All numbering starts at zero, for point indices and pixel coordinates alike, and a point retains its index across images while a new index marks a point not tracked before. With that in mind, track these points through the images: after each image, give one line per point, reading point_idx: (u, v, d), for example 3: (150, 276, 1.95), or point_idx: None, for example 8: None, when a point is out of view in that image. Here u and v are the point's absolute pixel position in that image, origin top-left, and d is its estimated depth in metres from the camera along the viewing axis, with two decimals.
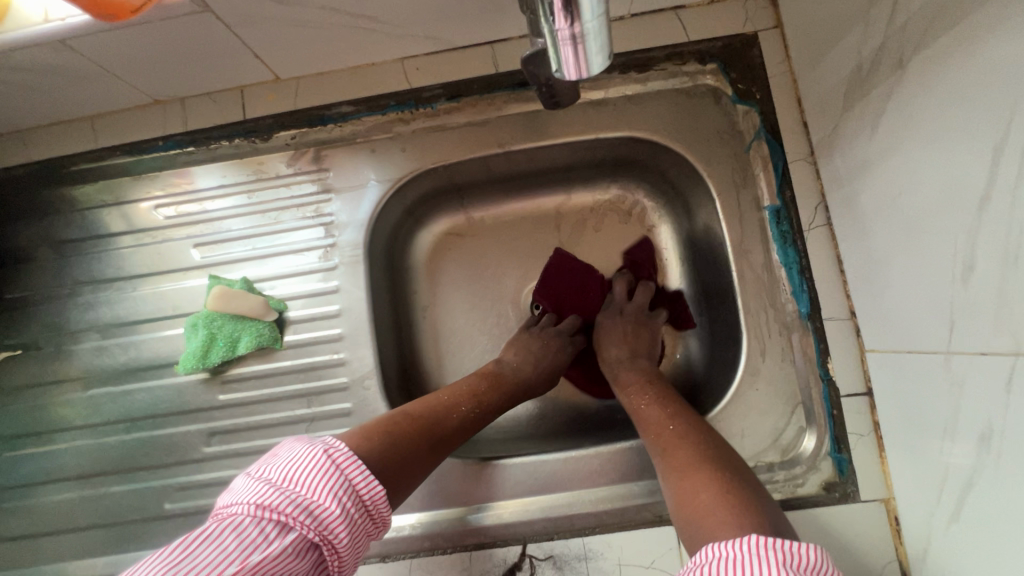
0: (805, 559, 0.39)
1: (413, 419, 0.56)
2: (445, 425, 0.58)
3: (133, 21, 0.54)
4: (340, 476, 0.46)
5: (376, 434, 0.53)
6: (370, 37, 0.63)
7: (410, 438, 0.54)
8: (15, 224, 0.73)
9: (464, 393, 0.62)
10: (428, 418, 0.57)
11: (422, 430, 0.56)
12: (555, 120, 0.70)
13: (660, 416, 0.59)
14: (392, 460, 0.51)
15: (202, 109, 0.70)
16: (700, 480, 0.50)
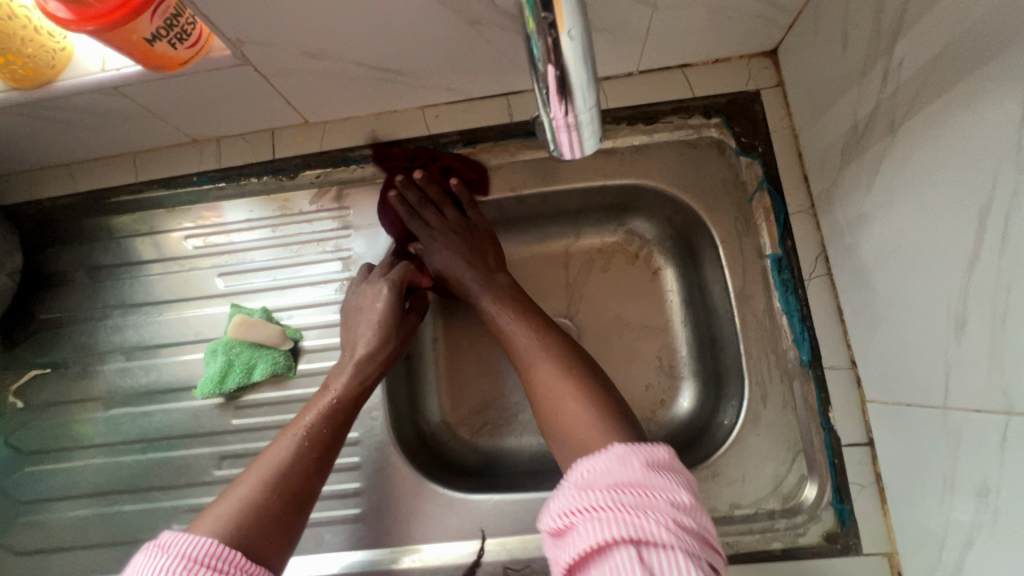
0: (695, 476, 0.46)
1: (261, 479, 0.53)
2: (298, 469, 0.55)
3: (181, 72, 0.59)
4: (183, 554, 0.44)
5: (231, 515, 0.50)
6: (393, 88, 0.68)
7: (269, 503, 0.52)
8: (55, 249, 0.78)
9: (310, 424, 0.58)
10: (271, 475, 0.53)
11: (279, 486, 0.53)
12: (565, 168, 0.74)
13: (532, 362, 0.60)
14: (261, 532, 0.50)
15: (236, 148, 0.75)
16: (574, 399, 0.55)
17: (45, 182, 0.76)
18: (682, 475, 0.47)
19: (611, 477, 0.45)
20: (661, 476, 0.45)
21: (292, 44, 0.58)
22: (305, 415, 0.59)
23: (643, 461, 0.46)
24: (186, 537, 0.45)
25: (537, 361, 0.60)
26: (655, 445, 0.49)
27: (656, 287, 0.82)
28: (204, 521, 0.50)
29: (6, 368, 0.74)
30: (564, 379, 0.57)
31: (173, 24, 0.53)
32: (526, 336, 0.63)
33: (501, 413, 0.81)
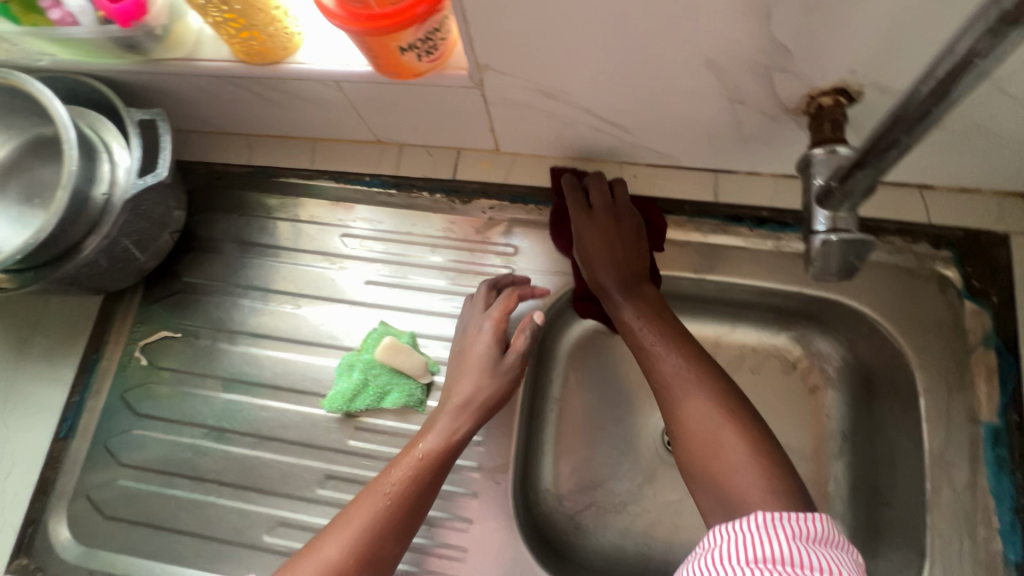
0: (815, 530, 0.43)
1: (343, 542, 0.50)
2: (379, 533, 0.51)
3: (411, 81, 0.56)
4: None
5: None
6: (604, 140, 0.63)
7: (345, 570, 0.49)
8: (211, 214, 0.77)
9: (398, 479, 0.54)
10: (352, 536, 0.50)
11: (358, 550, 0.50)
12: (755, 262, 0.67)
13: (680, 368, 0.55)
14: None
15: (417, 158, 0.72)
16: (727, 438, 0.50)
17: (224, 148, 0.75)
18: (836, 548, 0.43)
19: (750, 548, 0.42)
20: (809, 550, 0.42)
21: (533, 80, 0.54)
22: (397, 467, 0.56)
23: (793, 534, 0.42)
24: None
25: (691, 395, 0.53)
26: (809, 514, 0.44)
27: (811, 407, 0.73)
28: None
29: (141, 322, 0.73)
30: (713, 411, 0.51)
31: (430, 39, 0.50)
32: (674, 362, 0.56)
33: (610, 498, 0.74)
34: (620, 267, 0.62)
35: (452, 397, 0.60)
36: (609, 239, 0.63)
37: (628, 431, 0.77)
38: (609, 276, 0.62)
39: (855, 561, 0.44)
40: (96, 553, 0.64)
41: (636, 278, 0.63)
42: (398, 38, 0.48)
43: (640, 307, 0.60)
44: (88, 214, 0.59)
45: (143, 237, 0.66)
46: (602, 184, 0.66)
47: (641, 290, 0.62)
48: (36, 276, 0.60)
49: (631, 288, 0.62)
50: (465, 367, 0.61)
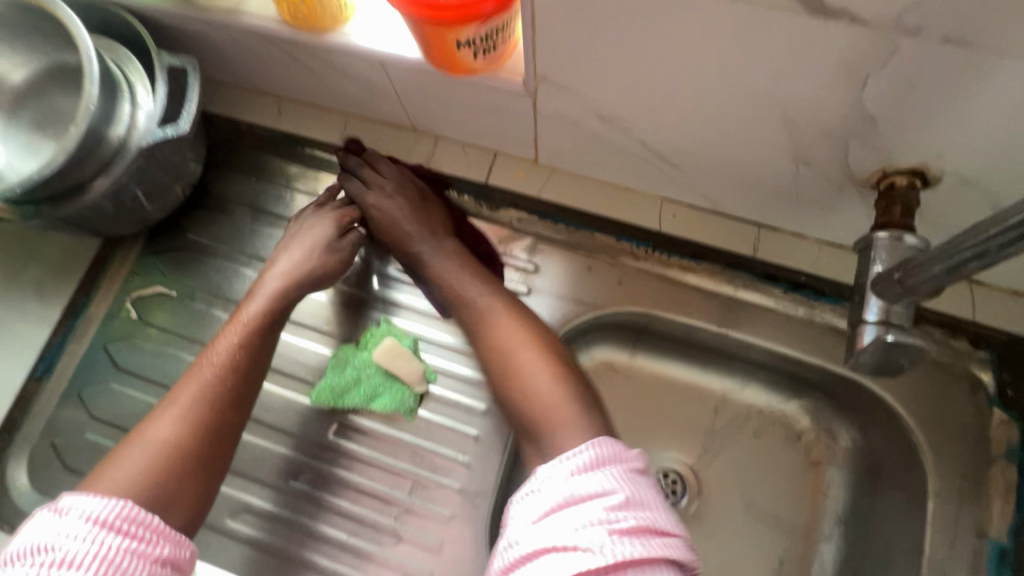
0: (591, 457, 0.47)
1: (162, 424, 0.50)
2: (211, 405, 0.52)
3: (462, 78, 0.53)
4: (91, 518, 0.43)
5: (136, 463, 0.48)
6: (651, 174, 0.60)
7: (185, 444, 0.50)
8: (228, 173, 0.73)
9: (221, 354, 0.54)
10: (182, 414, 0.51)
11: (194, 422, 0.51)
12: (784, 328, 0.63)
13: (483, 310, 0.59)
14: (174, 477, 0.49)
15: (451, 154, 0.68)
16: (531, 368, 0.55)
17: (252, 106, 0.71)
18: (614, 463, 0.47)
19: (543, 501, 0.45)
20: (589, 478, 0.45)
21: (591, 101, 0.50)
22: (219, 344, 0.55)
23: (569, 472, 0.46)
24: (96, 500, 0.44)
25: (500, 328, 0.57)
26: (582, 445, 0.49)
27: (810, 482, 0.70)
28: (113, 468, 0.47)
29: (137, 272, 0.70)
30: (521, 338, 0.56)
31: (489, 38, 0.47)
32: (477, 299, 0.59)
33: None
34: (411, 215, 0.63)
35: (273, 270, 0.60)
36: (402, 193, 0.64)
37: None
38: (403, 222, 0.63)
39: (636, 466, 0.48)
40: (50, 505, 0.62)
41: (430, 217, 0.64)
42: (456, 31, 0.45)
43: (443, 256, 0.62)
44: (99, 156, 0.56)
45: (151, 185, 0.63)
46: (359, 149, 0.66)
47: (439, 244, 0.63)
48: (37, 212, 0.57)
49: (426, 228, 0.64)
50: (280, 259, 0.61)
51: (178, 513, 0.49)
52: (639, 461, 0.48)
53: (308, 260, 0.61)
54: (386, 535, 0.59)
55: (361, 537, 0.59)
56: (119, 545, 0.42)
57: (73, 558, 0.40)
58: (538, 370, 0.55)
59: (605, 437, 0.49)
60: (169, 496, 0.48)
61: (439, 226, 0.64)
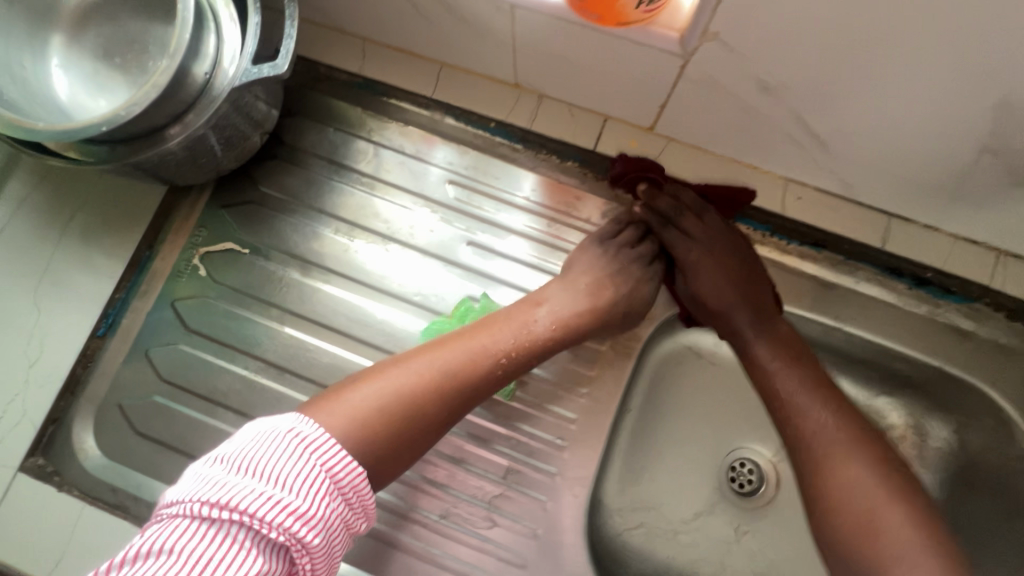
0: None
1: (424, 381, 0.48)
2: (466, 391, 0.50)
3: (608, 30, 0.47)
4: (325, 468, 0.40)
5: (383, 413, 0.46)
6: (786, 152, 0.55)
7: (421, 414, 0.47)
8: (301, 120, 0.66)
9: (506, 348, 0.53)
10: (438, 382, 0.49)
11: (438, 395, 0.48)
12: (903, 326, 0.60)
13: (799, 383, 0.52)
14: (396, 448, 0.46)
15: (556, 115, 0.62)
16: (853, 459, 0.48)
17: (333, 47, 0.64)
18: None
19: None
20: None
21: (757, 65, 0.45)
22: (504, 330, 0.53)
23: None
24: (337, 450, 0.41)
25: (815, 409, 0.51)
26: None
27: None
28: (353, 393, 0.46)
29: (205, 224, 0.64)
30: (849, 418, 0.50)
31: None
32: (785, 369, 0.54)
33: (663, 522, 0.70)
34: (738, 279, 0.58)
35: (574, 281, 0.57)
36: (732, 254, 0.58)
37: (696, 458, 0.72)
38: (717, 277, 0.58)
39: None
40: (121, 470, 0.58)
41: (757, 284, 0.58)
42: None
43: (769, 329, 0.56)
44: (185, 90, 0.49)
45: (234, 133, 0.56)
46: (678, 186, 0.61)
47: (773, 319, 0.56)
48: (111, 153, 0.50)
49: (750, 290, 0.57)
50: (575, 270, 0.58)
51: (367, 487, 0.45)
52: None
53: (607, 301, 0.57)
54: (479, 518, 0.57)
55: (454, 518, 0.57)
56: (337, 510, 0.40)
57: (308, 515, 0.37)
58: (871, 467, 0.47)
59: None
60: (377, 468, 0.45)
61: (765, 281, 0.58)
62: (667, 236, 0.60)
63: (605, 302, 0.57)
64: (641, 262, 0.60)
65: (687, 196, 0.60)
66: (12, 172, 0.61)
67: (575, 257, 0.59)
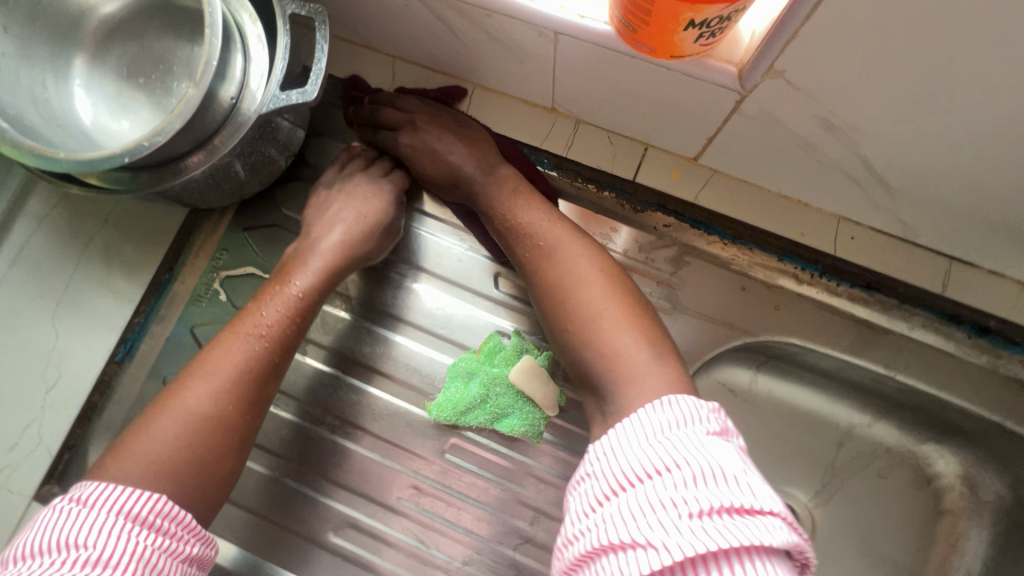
0: (678, 416, 0.40)
1: (196, 395, 0.46)
2: (247, 375, 0.48)
3: (659, 62, 0.43)
4: (118, 510, 0.38)
5: (167, 438, 0.44)
6: (843, 189, 0.51)
7: (214, 423, 0.46)
8: (327, 141, 0.64)
9: (269, 324, 0.50)
10: (215, 388, 0.46)
11: (226, 398, 0.47)
12: (959, 376, 0.56)
13: (581, 308, 0.50)
14: (207, 449, 0.45)
15: (593, 142, 0.59)
16: (638, 365, 0.46)
17: (359, 65, 0.62)
18: (698, 424, 0.39)
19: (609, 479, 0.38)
20: (658, 446, 0.37)
21: (822, 101, 0.42)
22: (258, 311, 0.51)
23: (646, 435, 0.39)
24: (126, 492, 0.40)
25: (608, 322, 0.48)
26: (665, 402, 0.41)
27: (940, 532, 0.65)
28: (129, 456, 0.43)
29: (226, 247, 0.62)
30: (620, 318, 0.48)
31: (718, 25, 0.37)
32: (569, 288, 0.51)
33: None
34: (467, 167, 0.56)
35: (325, 233, 0.55)
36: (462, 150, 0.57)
37: None
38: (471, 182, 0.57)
39: (712, 428, 0.39)
40: None
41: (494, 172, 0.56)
42: (682, 21, 0.36)
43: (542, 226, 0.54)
44: (210, 117, 0.47)
45: (259, 158, 0.54)
46: (376, 91, 0.61)
47: (503, 188, 0.56)
48: (134, 179, 0.48)
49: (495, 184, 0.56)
50: (334, 211, 0.56)
51: (195, 500, 0.44)
52: (714, 421, 0.39)
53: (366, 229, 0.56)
54: (504, 566, 0.55)
55: (477, 565, 0.55)
56: (155, 543, 0.38)
57: (110, 556, 0.36)
58: (633, 347, 0.47)
59: (607, 436, 0.41)
60: (191, 475, 0.44)
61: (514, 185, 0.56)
62: (394, 145, 0.59)
63: (355, 240, 0.55)
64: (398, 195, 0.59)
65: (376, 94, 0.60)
66: (31, 192, 0.59)
67: (327, 201, 0.57)
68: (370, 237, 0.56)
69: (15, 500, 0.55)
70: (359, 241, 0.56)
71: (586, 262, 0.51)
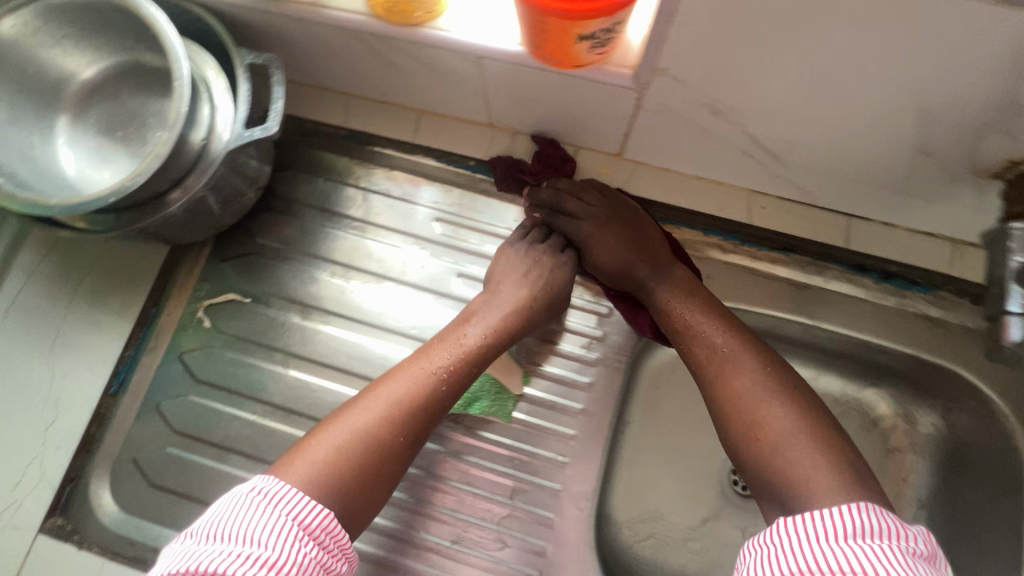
0: (866, 527, 0.40)
1: (377, 414, 0.50)
2: (422, 409, 0.51)
3: (567, 72, 0.51)
4: (296, 518, 0.42)
5: (342, 449, 0.47)
6: (746, 166, 0.59)
7: (383, 450, 0.48)
8: (293, 174, 0.71)
9: (447, 364, 0.54)
10: (392, 414, 0.50)
11: (397, 426, 0.50)
12: (878, 320, 0.63)
13: (713, 355, 0.53)
14: (367, 477, 0.47)
15: (529, 150, 0.66)
16: (786, 436, 0.47)
17: (317, 104, 0.69)
18: (885, 538, 0.39)
19: (784, 560, 0.40)
20: (846, 550, 0.38)
21: (705, 93, 0.49)
22: (442, 350, 0.55)
23: (824, 534, 0.40)
24: (304, 500, 0.43)
25: (740, 375, 0.51)
26: (848, 506, 0.41)
27: (892, 469, 0.70)
28: (305, 454, 0.46)
29: (207, 278, 0.68)
30: (766, 381, 0.50)
31: (602, 35, 0.45)
32: (708, 342, 0.54)
33: (671, 531, 0.72)
34: (623, 241, 0.61)
35: (501, 293, 0.60)
36: (621, 227, 0.61)
37: (697, 464, 0.74)
38: (639, 264, 0.60)
39: (918, 550, 0.39)
40: (139, 523, 0.60)
41: (665, 258, 0.60)
42: (569, 32, 0.44)
43: (668, 278, 0.59)
44: (184, 157, 0.53)
45: (231, 191, 0.61)
46: (554, 178, 0.66)
47: (668, 271, 0.59)
48: (117, 220, 0.54)
49: (664, 271, 0.59)
50: (502, 282, 0.61)
51: (346, 520, 0.46)
52: (922, 545, 0.40)
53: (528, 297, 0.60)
54: (490, 540, 0.59)
55: (466, 542, 0.59)
56: (314, 556, 0.41)
57: (279, 563, 0.39)
58: (782, 410, 0.48)
59: (786, 518, 0.42)
60: (353, 498, 0.46)
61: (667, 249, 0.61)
62: (574, 230, 0.63)
63: (529, 297, 0.60)
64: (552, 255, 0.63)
65: (551, 180, 0.65)
66: (21, 244, 0.64)
67: (509, 268, 0.62)
68: (541, 304, 0.61)
69: (22, 534, 0.59)
70: (539, 308, 0.61)
71: (728, 327, 0.54)
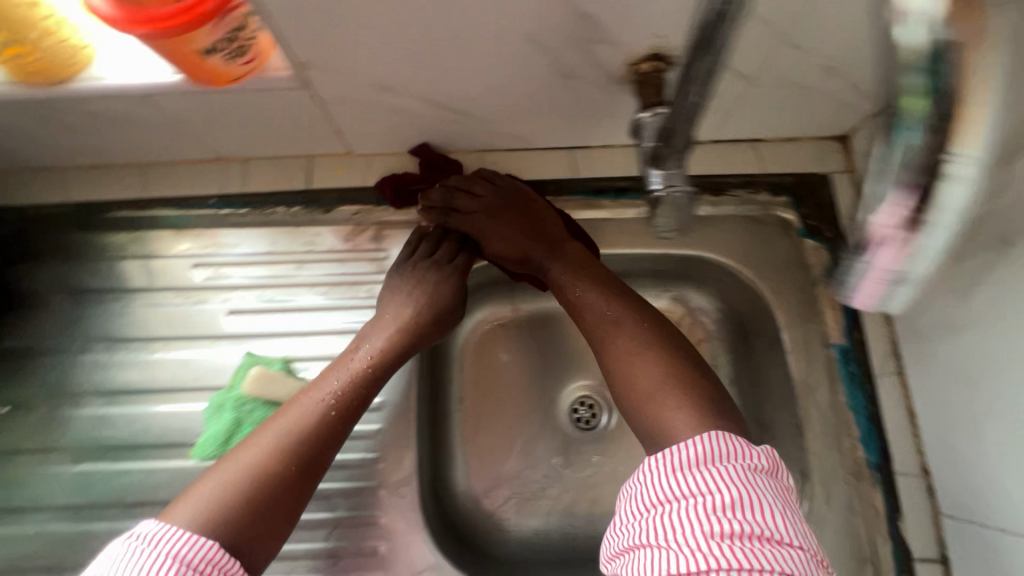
0: (717, 451, 0.47)
1: (267, 448, 0.51)
2: (316, 437, 0.53)
3: (230, 88, 0.52)
4: (172, 554, 0.43)
5: (231, 484, 0.48)
6: (455, 130, 0.62)
7: (275, 483, 0.49)
8: (32, 265, 0.67)
9: (338, 389, 0.56)
10: (282, 445, 0.51)
11: (290, 457, 0.51)
12: (627, 233, 0.67)
13: (599, 318, 0.58)
14: (263, 509, 0.48)
15: (265, 172, 0.67)
16: (668, 393, 0.53)
17: (41, 186, 0.67)
18: (730, 461, 0.46)
19: (647, 495, 0.46)
20: (698, 474, 0.45)
21: (368, 74, 0.52)
22: (331, 377, 0.57)
23: (678, 465, 0.47)
24: (184, 535, 0.44)
25: (628, 334, 0.57)
26: (699, 438, 0.48)
27: None
28: (193, 497, 0.48)
29: None
30: (647, 336, 0.57)
31: (233, 38, 0.47)
32: (597, 305, 0.59)
33: (528, 487, 0.74)
34: (519, 232, 0.62)
35: (393, 310, 0.61)
36: (511, 218, 0.63)
37: (536, 415, 0.78)
38: (535, 247, 0.62)
39: (759, 466, 0.47)
40: None
41: (559, 237, 0.63)
42: (191, 39, 0.45)
43: (562, 255, 0.62)
44: None
45: None
46: (444, 179, 0.66)
47: (563, 249, 0.62)
48: None
49: (557, 250, 0.62)
50: (394, 304, 0.62)
51: (243, 555, 0.47)
52: (763, 461, 0.47)
53: (420, 312, 0.61)
54: (321, 558, 0.60)
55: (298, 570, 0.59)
56: None
57: None
58: (652, 363, 0.55)
59: (650, 458, 0.49)
60: (244, 530, 0.47)
61: (559, 234, 0.62)
62: (463, 225, 0.64)
63: (412, 314, 0.61)
64: (438, 265, 0.63)
65: (450, 179, 0.65)
66: None
67: (398, 288, 0.63)
68: (429, 316, 0.62)
69: None
70: (427, 319, 0.62)
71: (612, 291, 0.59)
